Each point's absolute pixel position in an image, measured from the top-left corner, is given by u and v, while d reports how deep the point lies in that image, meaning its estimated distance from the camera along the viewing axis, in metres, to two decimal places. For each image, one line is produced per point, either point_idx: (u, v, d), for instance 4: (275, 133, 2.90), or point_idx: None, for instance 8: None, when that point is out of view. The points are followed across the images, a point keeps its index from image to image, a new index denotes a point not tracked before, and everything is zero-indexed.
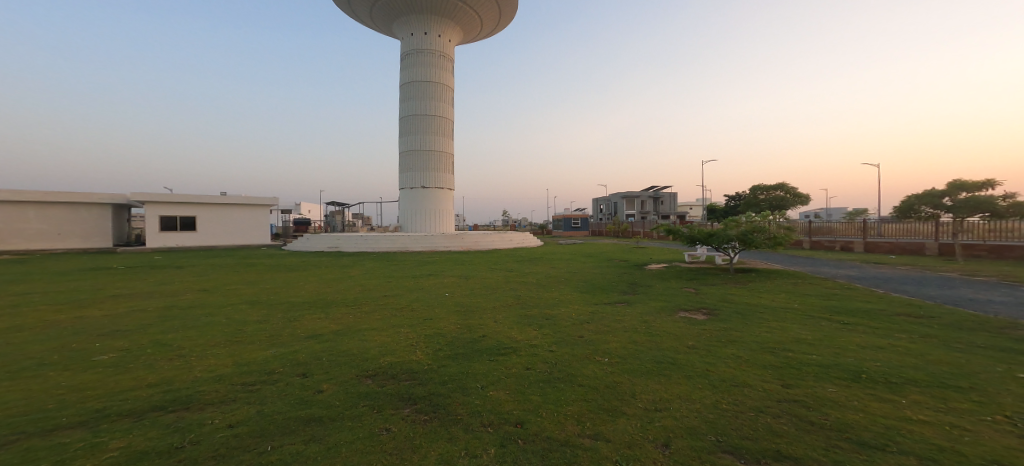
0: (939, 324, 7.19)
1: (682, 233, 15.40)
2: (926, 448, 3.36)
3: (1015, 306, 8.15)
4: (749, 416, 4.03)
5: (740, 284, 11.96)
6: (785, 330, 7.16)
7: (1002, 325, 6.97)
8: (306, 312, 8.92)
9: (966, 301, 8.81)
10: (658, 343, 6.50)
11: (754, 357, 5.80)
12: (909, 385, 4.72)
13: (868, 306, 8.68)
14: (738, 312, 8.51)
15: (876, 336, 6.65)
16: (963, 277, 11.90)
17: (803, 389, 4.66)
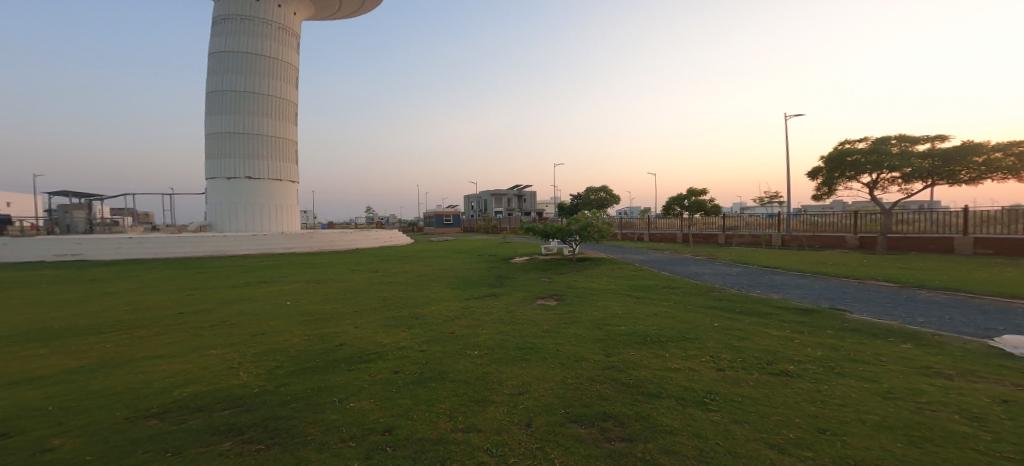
0: (686, 292, 9.37)
1: (537, 230, 16.30)
2: (678, 389, 4.21)
3: (715, 275, 11.65)
4: (583, 385, 4.35)
5: (583, 270, 13.33)
6: (607, 305, 8.20)
7: (720, 291, 9.50)
8: (18, 350, 6.19)
9: (689, 275, 11.91)
10: (522, 330, 6.54)
11: (582, 332, 6.35)
12: (667, 341, 5.86)
13: (651, 283, 10.57)
14: (579, 295, 9.31)
15: (653, 304, 8.24)
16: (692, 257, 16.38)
17: (617, 356, 5.28)
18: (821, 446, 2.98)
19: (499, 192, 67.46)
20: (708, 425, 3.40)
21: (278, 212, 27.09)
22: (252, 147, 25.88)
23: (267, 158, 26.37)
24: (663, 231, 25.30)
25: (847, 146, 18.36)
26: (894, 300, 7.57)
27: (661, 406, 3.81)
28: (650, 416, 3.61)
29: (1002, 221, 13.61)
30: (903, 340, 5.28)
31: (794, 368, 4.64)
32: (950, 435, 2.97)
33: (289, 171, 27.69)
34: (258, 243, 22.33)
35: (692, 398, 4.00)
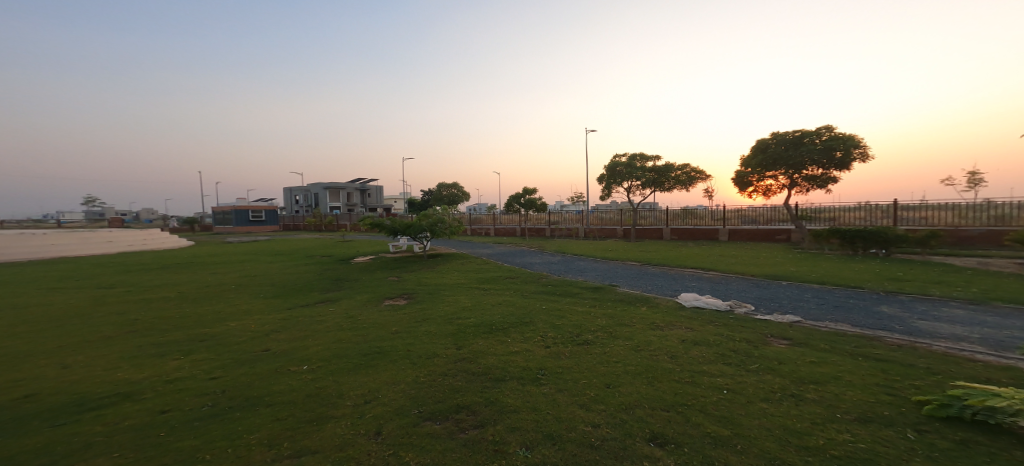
0: (522, 280, 10.17)
1: (384, 225, 15.32)
2: (517, 369, 4.42)
3: (549, 264, 13.01)
4: (436, 382, 4.18)
5: (433, 267, 13.30)
6: (450, 301, 8.20)
7: (546, 277, 10.63)
8: None
9: (523, 264, 13.27)
10: (364, 336, 6.08)
11: (430, 330, 6.12)
12: (510, 327, 6.05)
13: (499, 275, 11.20)
14: (428, 292, 9.23)
15: (496, 295, 8.57)
16: (529, 249, 18.09)
17: (469, 346, 5.25)
18: (609, 398, 3.66)
19: (336, 184, 61.07)
20: (540, 398, 3.71)
21: None
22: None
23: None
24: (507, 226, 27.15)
25: (616, 157, 22.98)
26: (647, 274, 10.03)
27: (506, 389, 3.94)
28: (498, 399, 3.72)
29: (681, 217, 20.02)
30: (642, 302, 7.12)
31: (589, 337, 5.46)
32: (661, 371, 4.17)
33: None
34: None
35: (528, 376, 4.25)
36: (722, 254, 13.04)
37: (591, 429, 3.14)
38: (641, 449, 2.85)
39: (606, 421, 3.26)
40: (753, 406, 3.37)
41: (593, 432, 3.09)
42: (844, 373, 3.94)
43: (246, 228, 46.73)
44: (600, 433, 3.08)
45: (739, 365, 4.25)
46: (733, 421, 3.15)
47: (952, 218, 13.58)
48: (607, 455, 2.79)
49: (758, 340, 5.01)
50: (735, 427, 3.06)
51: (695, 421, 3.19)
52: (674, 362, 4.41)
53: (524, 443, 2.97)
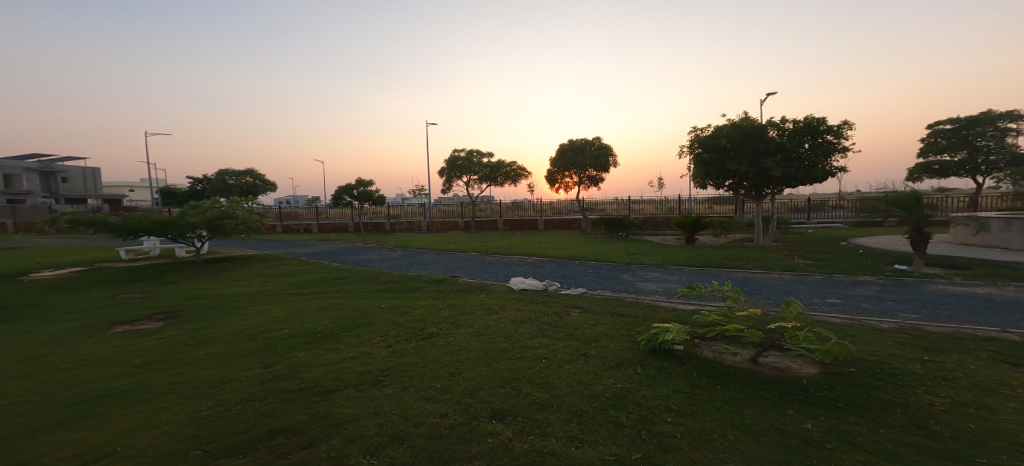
0: (355, 280, 9.47)
1: (113, 224, 11.15)
2: (353, 377, 4.16)
3: (385, 261, 12.49)
4: (237, 411, 3.53)
5: (212, 275, 10.83)
6: (252, 313, 6.90)
7: (385, 273, 10.22)
8: None
9: (357, 262, 12.42)
10: (77, 379, 4.39)
11: (227, 351, 5.07)
12: (342, 333, 5.61)
13: (319, 276, 10.07)
14: (205, 308, 7.44)
15: (323, 299, 7.73)
16: (362, 245, 16.99)
17: (281, 363, 4.60)
18: (454, 387, 3.81)
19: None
20: (384, 400, 3.61)
21: None
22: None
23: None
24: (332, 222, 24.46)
25: (456, 152, 23.58)
26: (485, 263, 10.71)
27: (340, 399, 3.67)
28: (331, 413, 3.44)
29: (512, 209, 22.03)
30: (480, 290, 7.58)
31: (436, 330, 5.54)
32: (498, 352, 4.54)
33: None
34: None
35: (368, 380, 4.06)
36: (546, 242, 14.61)
37: (439, 420, 3.23)
38: (485, 428, 3.09)
39: (452, 409, 3.40)
40: (565, 369, 4.00)
41: (441, 422, 3.19)
42: (620, 330, 5.05)
43: None
44: (448, 422, 3.19)
45: (553, 335, 4.97)
46: (553, 385, 3.68)
47: (653, 210, 20.28)
48: (454, 441, 2.94)
49: (559, 311, 5.94)
50: (551, 390, 3.60)
51: (524, 392, 3.60)
52: (508, 341, 4.87)
53: (367, 451, 2.87)
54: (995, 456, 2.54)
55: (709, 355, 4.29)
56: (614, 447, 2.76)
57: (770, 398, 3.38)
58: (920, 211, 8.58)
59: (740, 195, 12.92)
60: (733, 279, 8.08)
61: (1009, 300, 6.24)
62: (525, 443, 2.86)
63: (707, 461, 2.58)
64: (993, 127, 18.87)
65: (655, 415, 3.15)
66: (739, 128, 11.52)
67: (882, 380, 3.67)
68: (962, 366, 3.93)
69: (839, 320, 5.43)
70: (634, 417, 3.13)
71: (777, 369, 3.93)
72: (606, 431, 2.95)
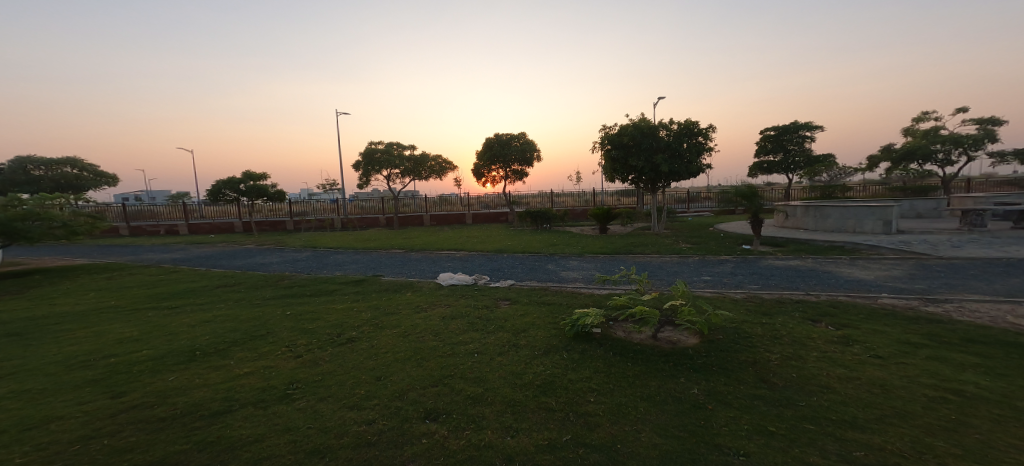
0: (253, 286, 8.48)
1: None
2: (252, 394, 3.74)
3: (284, 263, 11.36)
4: (73, 452, 2.92)
5: (14, 294, 8.53)
6: (106, 333, 5.74)
7: (291, 277, 9.32)
8: None
9: (254, 266, 11.14)
10: None
11: (53, 383, 4.10)
12: (234, 347, 5.00)
13: (191, 285, 8.71)
14: (14, 334, 5.86)
15: (201, 311, 6.73)
16: (255, 247, 15.24)
17: (140, 391, 3.90)
18: (380, 391, 3.63)
19: None
20: (295, 415, 3.31)
21: None
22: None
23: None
24: (209, 221, 21.37)
25: (373, 143, 22.30)
26: (410, 260, 10.39)
27: (235, 420, 3.28)
28: (222, 437, 3.05)
29: (439, 204, 21.61)
30: (406, 288, 7.32)
31: (353, 334, 5.22)
32: (428, 351, 4.44)
33: None
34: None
35: (274, 395, 3.69)
36: (471, 236, 14.56)
37: (365, 427, 3.06)
38: (418, 429, 3.00)
39: (380, 414, 3.24)
40: (496, 361, 4.04)
41: (368, 429, 3.03)
42: (546, 319, 5.24)
43: None
44: (375, 428, 3.04)
45: (484, 328, 4.99)
46: (485, 379, 3.71)
47: (573, 202, 21.43)
48: (385, 447, 2.81)
49: (490, 303, 6.03)
50: (484, 383, 3.62)
51: (455, 388, 3.58)
52: (438, 339, 4.78)
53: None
54: (813, 399, 3.17)
55: (622, 335, 4.65)
56: (547, 431, 2.87)
57: (667, 369, 3.78)
58: (755, 201, 10.31)
59: (640, 188, 14.11)
60: (638, 264, 8.88)
61: (810, 268, 7.78)
62: (461, 439, 2.85)
63: (624, 433, 2.81)
64: (797, 134, 23.08)
65: (580, 396, 3.35)
66: (636, 127, 12.64)
67: (768, 341, 4.34)
68: (786, 325, 4.79)
69: (709, 294, 6.25)
70: (562, 400, 3.29)
71: (671, 342, 4.41)
72: (538, 417, 3.06)
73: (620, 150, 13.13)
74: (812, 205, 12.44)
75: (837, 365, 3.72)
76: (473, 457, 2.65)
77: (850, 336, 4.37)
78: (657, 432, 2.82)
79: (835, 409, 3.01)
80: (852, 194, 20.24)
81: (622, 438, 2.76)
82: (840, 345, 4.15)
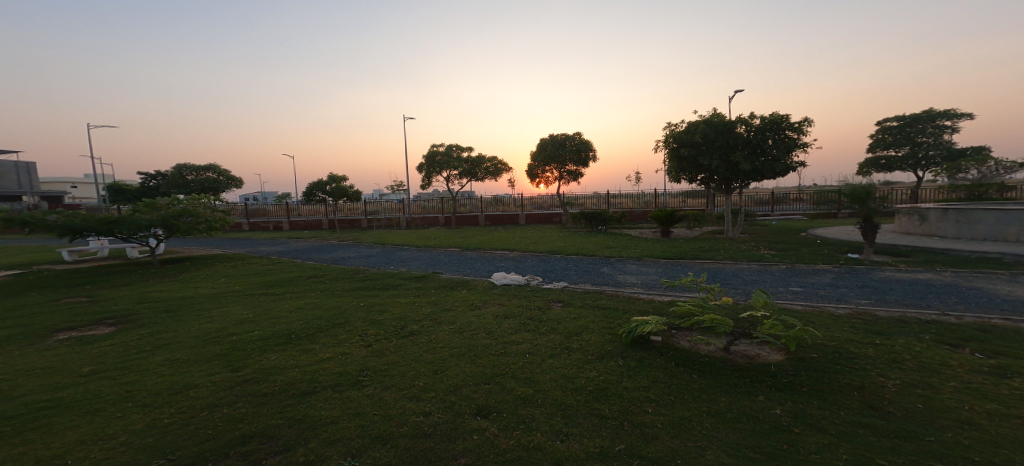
0: (331, 278, 9.26)
1: (55, 224, 10.25)
2: (331, 377, 4.08)
3: (362, 258, 12.24)
4: (202, 417, 3.39)
5: (171, 277, 10.14)
6: (229, 313, 6.62)
7: (364, 271, 10.04)
8: None
9: (333, 260, 12.15)
10: (21, 389, 4.02)
11: (190, 354, 4.81)
12: (317, 333, 5.48)
13: (291, 275, 9.71)
14: (169, 310, 6.97)
15: (297, 298, 7.48)
16: (338, 242, 16.67)
17: (252, 366, 4.43)
18: (438, 384, 3.79)
19: None
20: (364, 401, 3.55)
21: None
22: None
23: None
24: (304, 219, 23.68)
25: (435, 146, 23.29)
26: (466, 258, 10.67)
27: (317, 401, 3.60)
28: (307, 415, 3.37)
29: (494, 204, 21.94)
30: (462, 286, 7.54)
31: (415, 328, 5.47)
32: (481, 348, 4.52)
33: None
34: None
35: (347, 381, 3.99)
36: (525, 236, 14.64)
37: (422, 418, 3.20)
38: (470, 424, 3.08)
39: (436, 407, 3.37)
40: (548, 363, 4.02)
41: (424, 421, 3.16)
42: (600, 323, 5.10)
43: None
44: (431, 420, 3.17)
45: (536, 330, 4.98)
46: (536, 380, 3.70)
47: (630, 204, 20.67)
48: (440, 439, 2.92)
49: (544, 305, 6.00)
50: (535, 385, 3.61)
51: (507, 387, 3.61)
52: (491, 337, 4.85)
53: (349, 453, 2.83)
54: (943, 435, 2.73)
55: (686, 345, 4.39)
56: (599, 439, 2.80)
57: (742, 385, 3.50)
58: (870, 202, 9.08)
59: (711, 189, 13.24)
60: (707, 270, 8.35)
61: (947, 284, 6.71)
62: (511, 438, 2.86)
63: (687, 449, 2.65)
64: (934, 124, 20.24)
65: (636, 405, 3.22)
66: (710, 119, 11.90)
67: (866, 364, 3.83)
68: (910, 348, 4.20)
69: (801, 307, 5.67)
70: (616, 408, 3.18)
71: (746, 356, 4.09)
72: (589, 423, 2.99)
73: (691, 149, 12.39)
74: (953, 208, 10.80)
75: (983, 399, 3.18)
76: (522, 458, 2.65)
77: (1004, 367, 3.70)
78: (726, 450, 2.63)
79: (973, 449, 2.58)
80: (1006, 194, 17.03)
81: (684, 454, 2.60)
82: (991, 377, 3.54)
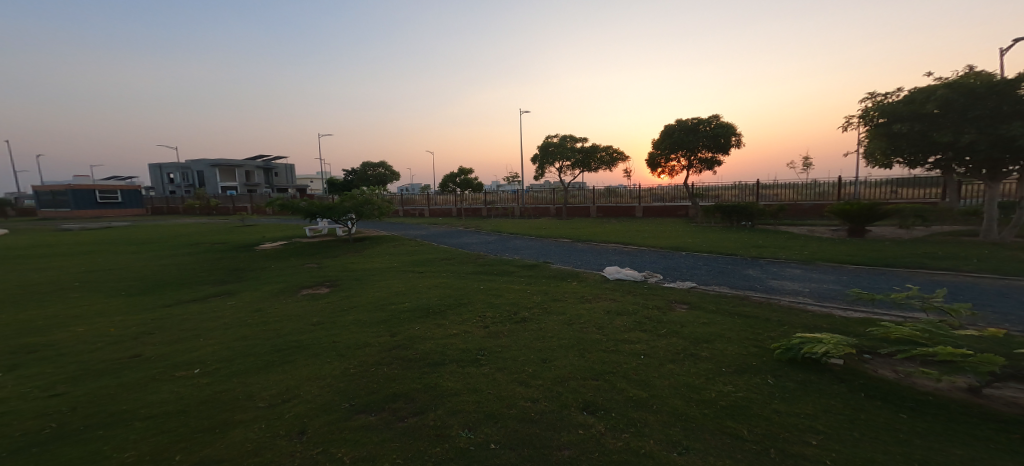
0: (456, 261, 10.14)
1: (302, 207, 14.00)
2: (456, 353, 4.47)
3: (481, 244, 13.06)
4: (370, 372, 4.06)
5: (361, 251, 12.30)
6: (395, 285, 7.77)
7: (482, 256, 10.74)
8: None
9: (457, 245, 13.21)
10: (279, 330, 5.41)
11: (361, 317, 5.78)
12: (447, 310, 6.06)
13: (433, 257, 10.92)
14: (357, 278, 8.48)
15: (431, 277, 8.39)
16: (462, 229, 18.09)
17: (403, 333, 5.11)
18: (546, 373, 3.85)
19: (230, 161, 51.14)
20: (480, 379, 3.81)
21: None
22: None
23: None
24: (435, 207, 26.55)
25: (549, 137, 23.52)
26: (575, 250, 10.61)
27: (445, 373, 3.98)
28: (438, 384, 3.75)
29: (606, 195, 21.29)
30: (571, 278, 7.51)
31: (527, 315, 5.67)
32: (590, 343, 4.45)
33: None
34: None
35: (467, 357, 4.33)
36: (643, 230, 14.01)
37: (530, 404, 3.30)
38: (576, 418, 3.07)
39: (543, 395, 3.44)
40: (667, 368, 3.77)
41: (532, 407, 3.26)
42: (741, 334, 4.57)
43: (90, 213, 35.32)
44: (538, 407, 3.25)
45: (654, 330, 4.71)
46: (651, 384, 3.50)
47: (794, 195, 17.55)
48: (545, 428, 2.97)
49: (665, 305, 5.64)
50: (650, 389, 3.42)
51: (618, 387, 3.48)
52: (601, 332, 4.75)
53: (466, 426, 3.06)
54: None
55: (888, 374, 3.59)
56: (727, 460, 2.52)
57: (1002, 442, 2.55)
58: None
59: (959, 174, 10.29)
60: (927, 286, 6.71)
61: None
62: (619, 440, 2.77)
63: None
64: None
65: (790, 433, 2.78)
66: (963, 87, 9.20)
67: None
68: None
69: None
70: (759, 432, 2.81)
71: (1012, 404, 3.02)
72: (719, 442, 2.71)
73: (924, 123, 9.90)
74: None
75: None
76: (630, 462, 2.55)
77: None
78: None
79: None
80: None
81: None
82: None
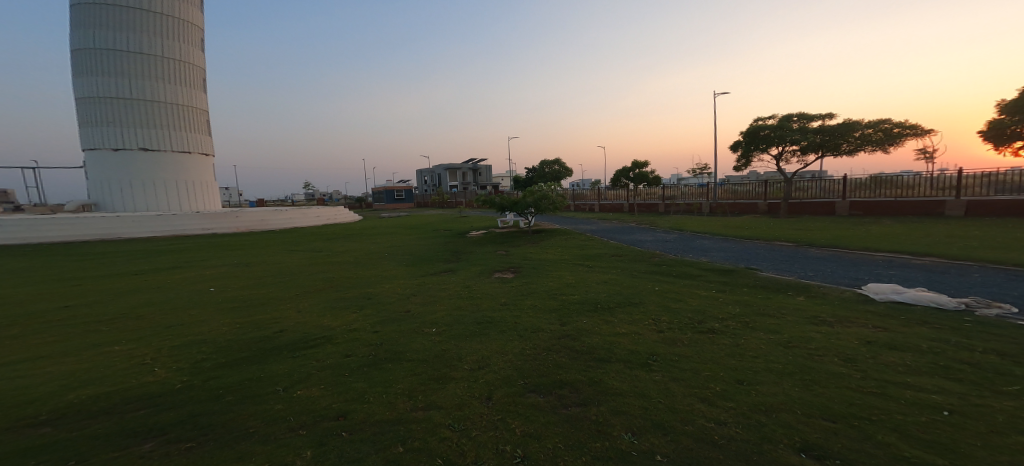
0: (630, 259, 9.66)
1: (494, 202, 15.60)
2: (624, 353, 4.19)
3: (658, 243, 12.11)
4: (540, 356, 4.14)
5: (539, 243, 13.04)
6: (570, 276, 7.87)
7: (659, 255, 9.94)
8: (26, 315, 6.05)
9: (630, 242, 12.50)
10: (479, 305, 6.10)
11: (539, 304, 6.03)
12: (616, 307, 5.80)
13: (604, 252, 10.71)
14: (536, 267, 8.96)
15: (602, 272, 8.22)
16: (637, 226, 17.13)
17: (572, 324, 5.09)
18: (741, 396, 3.21)
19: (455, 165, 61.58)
20: (651, 384, 3.45)
21: (202, 192, 25.03)
22: (150, 110, 22.58)
23: (180, 85, 23.68)
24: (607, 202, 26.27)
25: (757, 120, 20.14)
26: (804, 257, 8.75)
27: (611, 371, 3.76)
28: (602, 380, 3.56)
29: (869, 187, 16.36)
30: (799, 291, 6.14)
31: (717, 326, 4.90)
32: (824, 376, 3.50)
33: (206, 144, 25.27)
34: (164, 225, 18.91)
35: (637, 360, 4.00)
36: (885, 236, 10.66)
37: (714, 426, 2.79)
38: (786, 457, 2.44)
39: (734, 420, 2.86)
40: (956, 432, 2.63)
41: (715, 429, 2.75)
42: None
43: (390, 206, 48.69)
44: (725, 432, 2.71)
45: (922, 379, 3.39)
46: (939, 448, 2.48)
47: None
48: (731, 456, 2.46)
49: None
50: (950, 456, 2.40)
51: (879, 440, 2.59)
52: (847, 367, 3.67)
53: (629, 428, 2.78)
54: None
55: None
56: None
57: None
58: None
59: None
60: None
61: None
62: None
63: None
64: None
65: None
66: None
67: None
68: None
69: None
70: None
71: None
72: None
73: None
74: None
75: None
76: None
77: None
78: None
79: None
80: None
81: None
82: None
